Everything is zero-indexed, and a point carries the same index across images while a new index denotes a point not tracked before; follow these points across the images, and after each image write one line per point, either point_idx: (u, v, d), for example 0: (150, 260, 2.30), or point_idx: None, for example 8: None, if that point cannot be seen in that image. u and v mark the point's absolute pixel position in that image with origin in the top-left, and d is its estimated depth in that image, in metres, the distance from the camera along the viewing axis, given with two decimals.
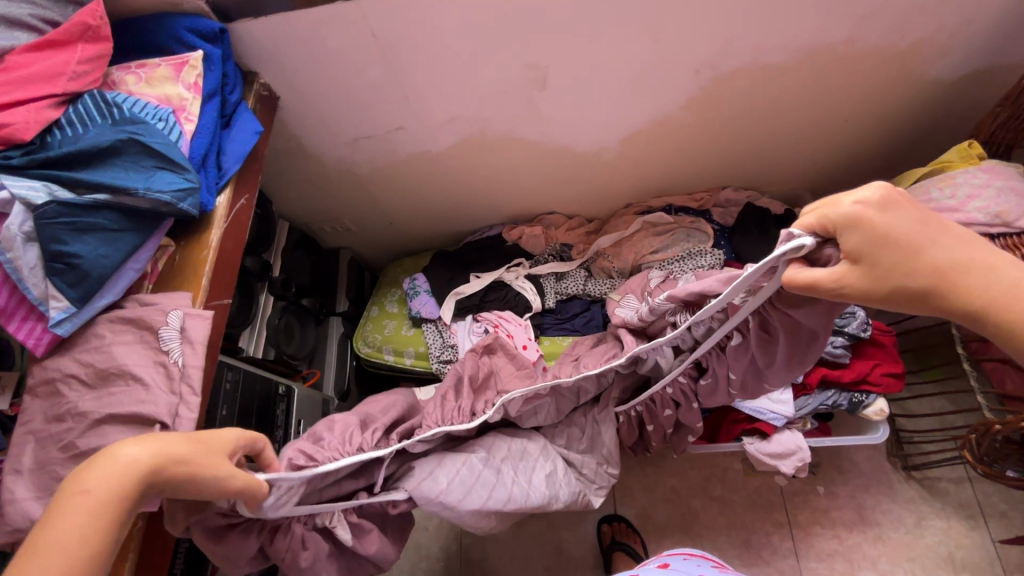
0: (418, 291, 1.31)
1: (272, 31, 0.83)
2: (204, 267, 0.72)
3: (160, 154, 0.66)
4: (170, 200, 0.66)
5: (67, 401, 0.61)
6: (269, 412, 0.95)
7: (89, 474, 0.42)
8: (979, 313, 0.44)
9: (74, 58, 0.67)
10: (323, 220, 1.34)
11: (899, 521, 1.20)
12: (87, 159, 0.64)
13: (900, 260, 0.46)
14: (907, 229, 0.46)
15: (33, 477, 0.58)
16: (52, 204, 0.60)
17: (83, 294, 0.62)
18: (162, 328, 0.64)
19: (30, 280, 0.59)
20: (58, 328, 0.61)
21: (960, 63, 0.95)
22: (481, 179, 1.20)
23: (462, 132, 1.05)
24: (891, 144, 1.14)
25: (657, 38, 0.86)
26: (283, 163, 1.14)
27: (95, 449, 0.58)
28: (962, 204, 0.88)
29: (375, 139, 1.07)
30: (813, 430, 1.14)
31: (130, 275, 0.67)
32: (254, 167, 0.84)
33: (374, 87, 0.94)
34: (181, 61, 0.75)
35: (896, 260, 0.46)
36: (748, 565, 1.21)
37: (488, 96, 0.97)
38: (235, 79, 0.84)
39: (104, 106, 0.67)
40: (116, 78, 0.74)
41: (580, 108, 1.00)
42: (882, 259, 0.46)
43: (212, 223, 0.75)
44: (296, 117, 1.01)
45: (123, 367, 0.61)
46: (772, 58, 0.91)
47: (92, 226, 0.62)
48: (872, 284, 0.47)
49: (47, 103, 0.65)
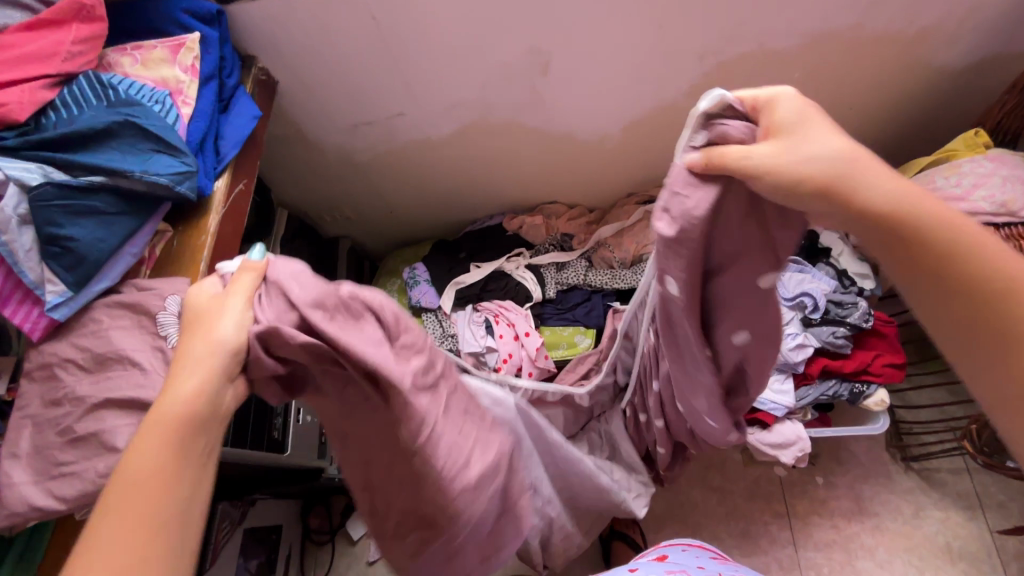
0: (418, 280, 1.29)
1: (271, 13, 0.82)
2: (202, 253, 0.72)
3: (156, 136, 0.65)
4: (167, 184, 0.65)
5: (64, 386, 0.60)
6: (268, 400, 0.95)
7: (133, 456, 0.39)
8: (943, 236, 0.36)
9: (69, 37, 0.66)
10: (322, 208, 1.33)
11: (897, 511, 1.21)
12: (82, 142, 0.63)
13: (869, 182, 0.38)
14: (836, 131, 0.40)
15: (30, 462, 0.58)
16: (47, 186, 0.59)
17: (79, 278, 0.62)
18: (161, 314, 0.64)
19: (26, 263, 0.59)
20: (55, 312, 0.61)
21: (968, 50, 0.94)
22: (482, 168, 1.19)
23: (463, 119, 1.04)
24: (896, 133, 1.13)
25: (662, 23, 0.85)
26: (282, 149, 1.12)
27: (93, 434, 0.57)
28: (966, 193, 0.88)
29: (375, 126, 1.05)
30: (813, 421, 1.14)
31: (127, 259, 0.67)
32: (252, 152, 0.83)
33: (374, 72, 0.93)
34: (177, 43, 0.73)
35: (840, 158, 0.39)
36: (746, 555, 1.22)
37: (490, 82, 0.95)
38: (233, 63, 0.83)
39: (99, 87, 0.66)
40: (111, 59, 0.73)
41: (583, 94, 0.99)
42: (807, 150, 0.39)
43: (211, 209, 0.74)
44: (295, 103, 1.00)
45: (121, 352, 0.61)
46: (778, 44, 0.90)
47: (88, 210, 0.61)
48: (815, 173, 0.38)
49: (42, 83, 0.63)
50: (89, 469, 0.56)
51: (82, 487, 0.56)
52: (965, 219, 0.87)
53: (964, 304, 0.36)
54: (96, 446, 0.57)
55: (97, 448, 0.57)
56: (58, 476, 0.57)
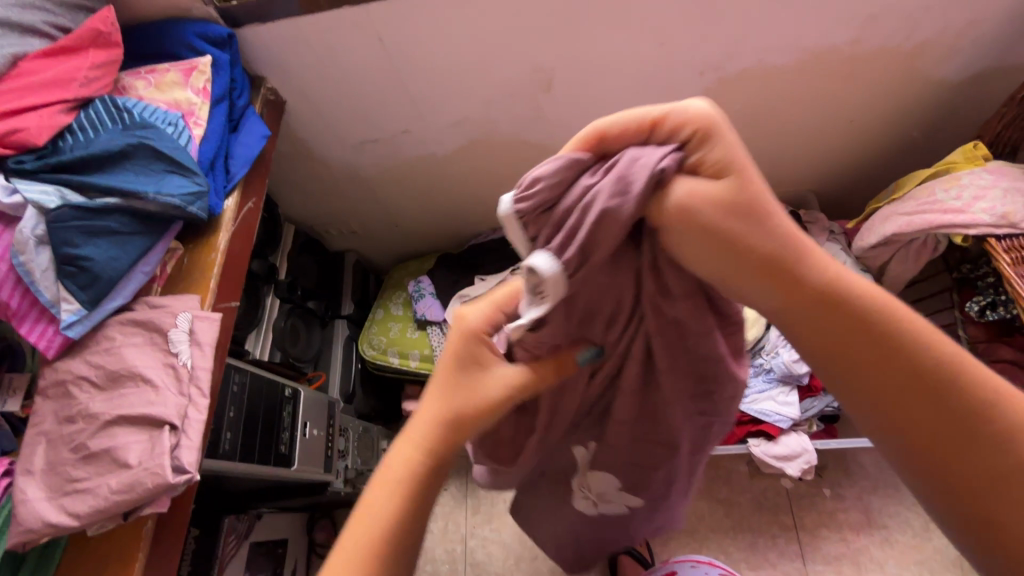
0: (423, 293, 1.32)
1: (280, 35, 0.84)
2: (212, 270, 0.73)
3: (169, 158, 0.67)
4: (180, 204, 0.66)
5: (78, 403, 0.61)
6: (275, 414, 0.95)
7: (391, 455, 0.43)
8: (842, 306, 0.33)
9: (86, 63, 0.68)
10: (329, 223, 1.35)
11: (907, 524, 1.20)
12: (98, 164, 0.65)
13: (786, 227, 0.33)
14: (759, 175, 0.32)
15: (44, 478, 0.59)
16: (64, 208, 0.61)
17: (94, 296, 0.63)
18: (172, 330, 0.65)
19: (42, 283, 0.60)
20: (69, 331, 0.62)
21: (965, 64, 0.95)
22: (486, 182, 1.20)
23: (468, 135, 1.06)
24: (897, 145, 1.14)
25: (662, 41, 0.87)
26: (290, 166, 1.14)
27: (105, 450, 0.58)
28: (967, 205, 0.88)
29: (382, 142, 1.07)
30: (819, 432, 1.13)
31: (140, 277, 0.68)
32: (261, 170, 0.85)
33: (381, 91, 0.95)
34: (190, 66, 0.76)
35: (735, 202, 0.31)
36: (754, 568, 1.21)
37: (494, 99, 0.97)
38: (243, 84, 0.85)
39: (114, 111, 0.68)
40: (126, 83, 0.75)
41: (584, 109, 1.00)
42: (739, 193, 0.31)
43: (220, 226, 0.76)
44: (302, 121, 1.02)
45: (133, 369, 0.62)
46: (777, 60, 0.91)
47: (103, 230, 0.63)
48: (733, 217, 0.31)
49: (60, 108, 0.66)
50: (101, 485, 0.57)
51: (94, 503, 0.56)
52: (966, 230, 0.88)
53: (923, 397, 0.33)
54: (109, 462, 0.58)
55: (110, 464, 0.58)
56: (72, 492, 0.58)
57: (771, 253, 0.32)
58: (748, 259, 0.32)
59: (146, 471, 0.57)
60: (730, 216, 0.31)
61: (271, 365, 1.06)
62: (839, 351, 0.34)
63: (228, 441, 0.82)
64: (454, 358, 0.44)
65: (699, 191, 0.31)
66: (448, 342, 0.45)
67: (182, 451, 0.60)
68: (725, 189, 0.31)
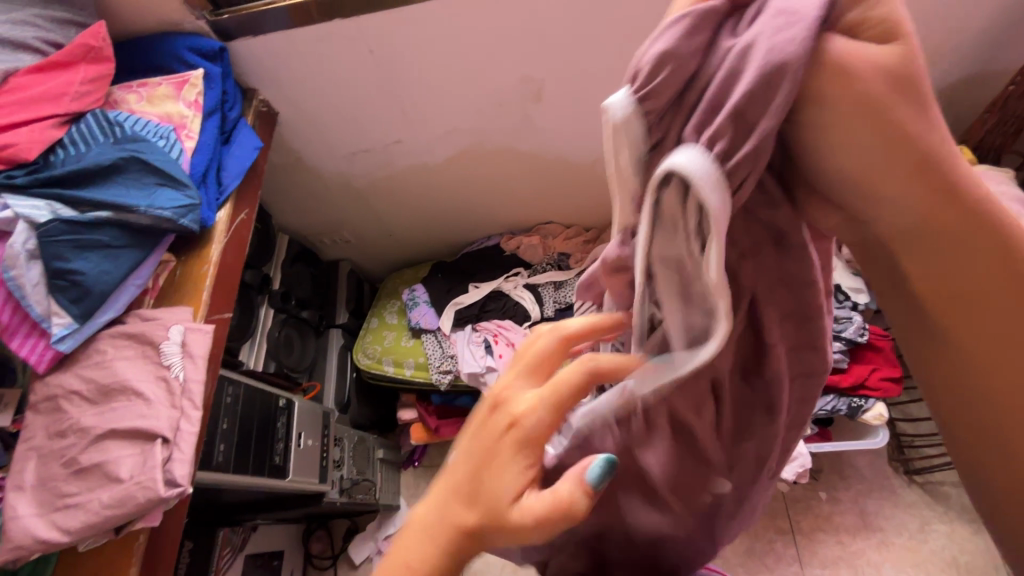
0: (417, 302, 1.32)
1: (271, 48, 0.85)
2: (205, 282, 0.73)
3: (161, 171, 0.67)
4: (171, 217, 0.67)
5: (69, 417, 0.61)
6: (268, 425, 0.95)
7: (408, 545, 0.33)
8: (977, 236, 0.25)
9: (78, 78, 0.69)
10: (323, 232, 1.35)
11: (902, 526, 1.20)
12: (89, 178, 0.65)
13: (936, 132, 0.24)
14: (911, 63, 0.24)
15: (35, 494, 0.58)
16: (55, 222, 0.61)
17: (85, 309, 0.63)
18: (164, 343, 0.65)
19: (33, 297, 0.60)
20: (60, 344, 0.62)
21: (948, 71, 0.97)
22: (479, 190, 1.21)
23: (460, 144, 1.06)
24: None
25: None
26: (283, 177, 1.15)
27: (97, 464, 0.58)
28: None
29: (374, 152, 1.08)
30: (813, 436, 1.14)
31: (132, 290, 0.68)
32: (253, 182, 0.85)
33: (372, 102, 0.96)
34: (182, 80, 0.76)
35: (878, 78, 0.23)
36: (752, 573, 1.21)
37: (485, 109, 0.98)
38: (235, 97, 0.85)
39: (106, 124, 0.69)
40: (118, 97, 0.76)
41: (575, 118, 1.01)
42: (882, 86, 0.23)
43: (212, 238, 0.76)
44: (294, 132, 1.03)
45: (125, 383, 0.62)
46: None
47: (95, 244, 0.63)
48: (871, 110, 0.23)
49: (52, 122, 0.66)
50: (92, 500, 0.57)
51: (85, 518, 0.56)
52: None
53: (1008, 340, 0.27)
54: (100, 477, 0.58)
55: (101, 479, 0.58)
56: (62, 507, 0.57)
57: (904, 154, 0.24)
58: (882, 161, 0.24)
59: (138, 485, 0.57)
60: (866, 108, 0.23)
61: (264, 376, 1.06)
62: (955, 305, 0.27)
63: (221, 453, 0.82)
64: (496, 448, 0.32)
65: (856, 56, 0.23)
66: (491, 416, 0.33)
67: (174, 464, 0.60)
68: (869, 81, 0.23)
